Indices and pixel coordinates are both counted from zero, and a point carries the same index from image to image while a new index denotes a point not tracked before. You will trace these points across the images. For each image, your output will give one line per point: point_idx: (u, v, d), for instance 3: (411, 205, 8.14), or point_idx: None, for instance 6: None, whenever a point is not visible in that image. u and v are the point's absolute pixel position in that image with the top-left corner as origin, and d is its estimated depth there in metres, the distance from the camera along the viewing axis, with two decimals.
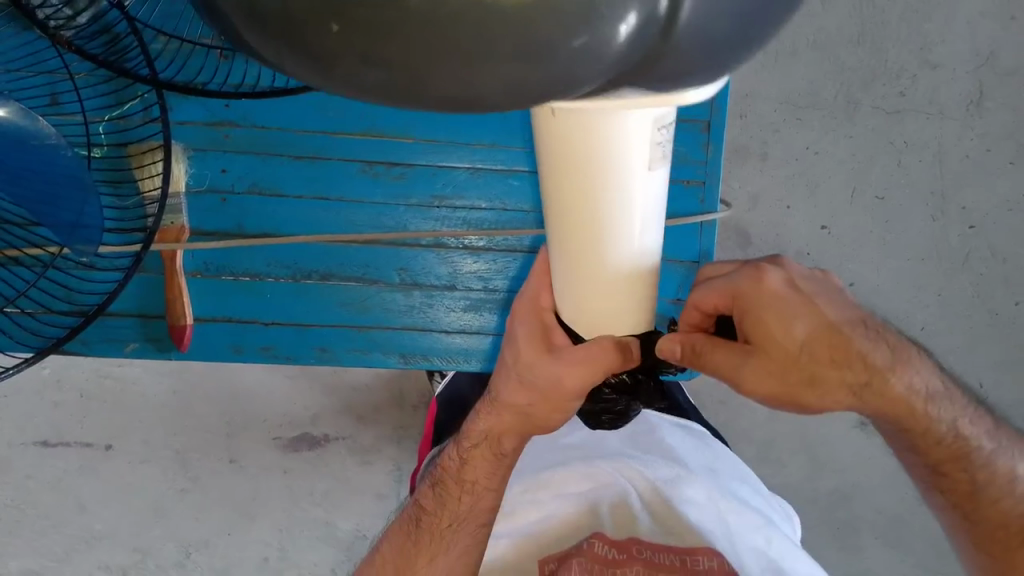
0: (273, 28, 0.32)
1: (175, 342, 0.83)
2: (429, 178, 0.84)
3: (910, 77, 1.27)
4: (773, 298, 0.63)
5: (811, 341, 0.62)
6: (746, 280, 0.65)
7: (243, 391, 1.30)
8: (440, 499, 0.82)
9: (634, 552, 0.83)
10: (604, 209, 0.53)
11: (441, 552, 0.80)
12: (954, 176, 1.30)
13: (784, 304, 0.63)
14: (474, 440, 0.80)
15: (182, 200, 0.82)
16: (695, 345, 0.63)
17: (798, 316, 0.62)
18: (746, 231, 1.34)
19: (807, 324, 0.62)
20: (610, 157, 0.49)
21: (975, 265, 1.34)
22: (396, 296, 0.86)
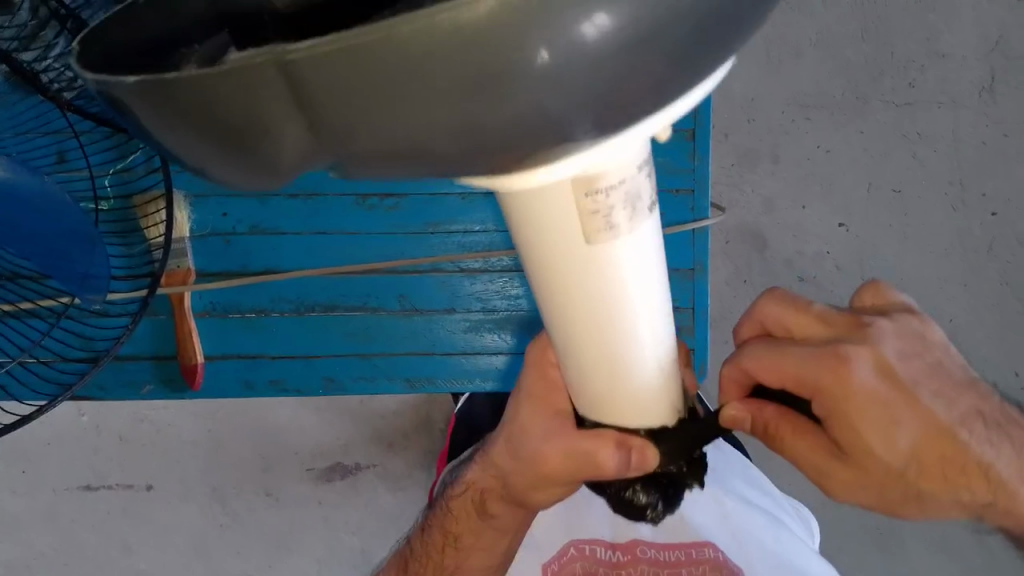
0: (167, 105, 0.27)
1: (188, 381, 0.86)
2: (423, 207, 0.86)
3: (918, 68, 1.26)
4: (868, 404, 0.51)
5: (915, 445, 0.52)
6: (826, 373, 0.51)
7: (274, 424, 1.31)
8: (428, 546, 0.85)
9: (639, 552, 0.87)
10: (603, 293, 0.43)
11: None
12: (972, 165, 1.28)
13: (881, 411, 0.51)
14: (459, 493, 0.81)
15: (187, 244, 0.85)
16: (769, 426, 0.55)
17: (903, 425, 0.52)
18: (762, 234, 1.33)
19: (911, 426, 0.52)
20: (541, 225, 0.39)
21: (1000, 254, 1.30)
22: (398, 323, 0.88)
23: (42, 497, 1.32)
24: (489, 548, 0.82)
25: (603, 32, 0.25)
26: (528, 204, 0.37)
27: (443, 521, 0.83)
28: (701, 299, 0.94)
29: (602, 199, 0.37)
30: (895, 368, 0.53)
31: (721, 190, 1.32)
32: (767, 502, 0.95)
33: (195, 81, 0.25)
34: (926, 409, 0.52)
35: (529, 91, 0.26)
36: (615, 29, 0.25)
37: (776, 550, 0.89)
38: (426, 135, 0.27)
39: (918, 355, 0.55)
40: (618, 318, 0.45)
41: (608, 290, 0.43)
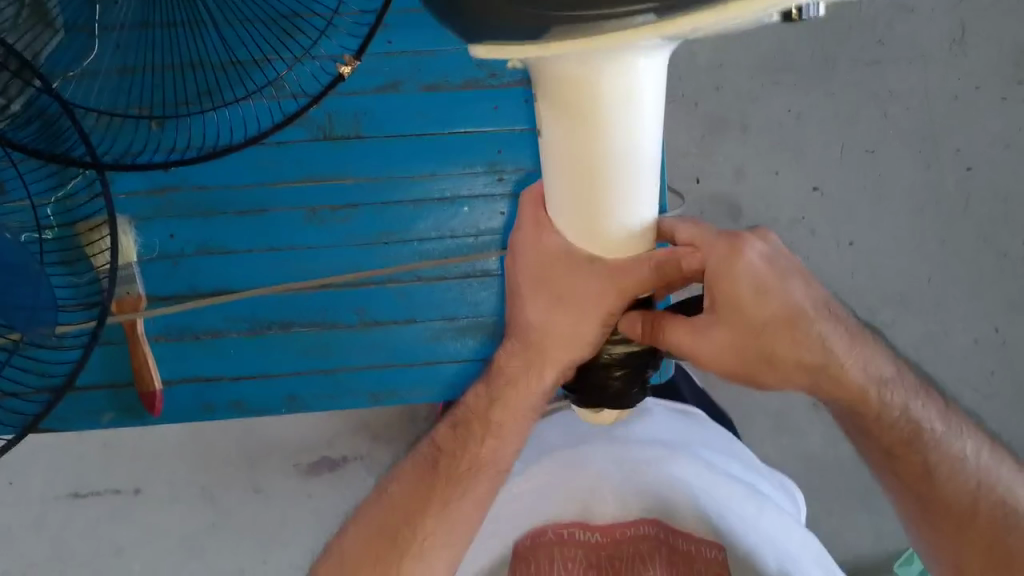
0: None
1: (147, 407, 0.90)
2: (375, 217, 0.90)
3: (887, 24, 1.16)
4: (743, 271, 0.64)
5: (770, 317, 0.64)
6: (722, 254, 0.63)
7: (262, 424, 1.23)
8: (464, 438, 0.81)
9: (617, 534, 0.92)
10: (619, 119, 0.50)
11: (457, 497, 0.79)
12: (945, 118, 1.19)
13: (757, 286, 0.64)
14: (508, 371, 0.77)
15: (135, 269, 0.88)
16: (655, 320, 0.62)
17: (770, 290, 0.64)
18: (737, 203, 1.23)
19: (775, 298, 0.65)
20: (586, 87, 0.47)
21: (976, 209, 1.22)
22: (356, 335, 0.92)
23: (26, 509, 1.22)
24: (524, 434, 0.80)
25: None
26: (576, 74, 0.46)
27: (484, 402, 0.80)
28: None
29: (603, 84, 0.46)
30: (773, 259, 0.66)
31: (692, 161, 1.21)
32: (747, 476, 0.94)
33: None
34: (787, 290, 0.66)
35: None
36: None
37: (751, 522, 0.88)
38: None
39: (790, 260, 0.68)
40: (616, 138, 0.51)
41: (617, 110, 0.49)
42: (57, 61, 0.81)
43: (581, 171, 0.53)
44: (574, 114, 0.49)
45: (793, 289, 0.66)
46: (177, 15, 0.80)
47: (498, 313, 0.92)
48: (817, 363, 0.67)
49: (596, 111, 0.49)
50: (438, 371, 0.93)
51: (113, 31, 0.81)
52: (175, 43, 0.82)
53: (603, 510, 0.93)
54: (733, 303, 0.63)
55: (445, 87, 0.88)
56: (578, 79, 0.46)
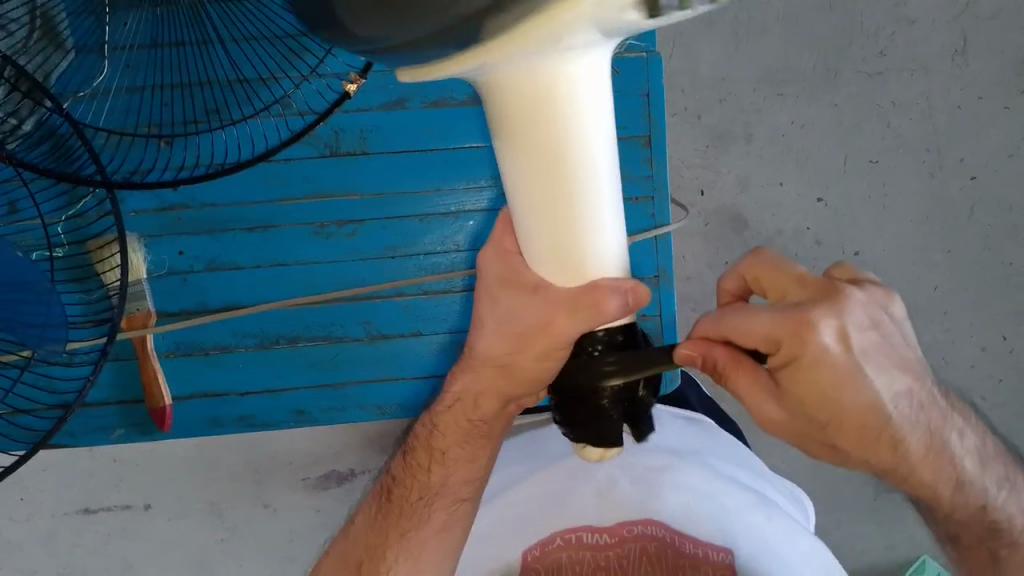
0: None
1: (158, 423, 0.91)
2: (381, 232, 0.91)
3: (889, 36, 1.17)
4: (825, 367, 0.54)
5: (848, 413, 0.56)
6: (794, 332, 0.54)
7: (272, 441, 1.23)
8: (412, 471, 0.85)
9: (624, 532, 0.92)
10: (569, 125, 0.50)
11: (412, 529, 0.85)
12: (948, 129, 1.20)
13: (835, 373, 0.55)
14: (447, 404, 0.80)
15: (144, 286, 0.89)
16: (718, 364, 0.57)
17: (852, 387, 0.56)
18: (740, 214, 1.23)
19: (854, 394, 0.56)
20: (535, 88, 0.47)
21: (981, 218, 1.23)
22: (364, 349, 0.93)
23: (39, 522, 1.23)
24: (474, 461, 0.83)
25: None
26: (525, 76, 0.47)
27: (426, 436, 0.84)
28: (667, 305, 0.95)
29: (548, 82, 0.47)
30: (854, 336, 0.56)
31: (695, 173, 1.22)
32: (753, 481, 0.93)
33: None
34: (871, 382, 0.56)
35: None
36: None
37: (757, 529, 0.89)
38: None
39: (872, 330, 0.58)
40: (570, 144, 0.51)
41: (568, 110, 0.49)
42: (68, 80, 0.82)
43: (535, 189, 0.53)
44: (527, 127, 0.50)
45: (875, 375, 0.56)
46: (185, 35, 0.81)
47: None
48: (888, 456, 0.59)
49: (550, 114, 0.49)
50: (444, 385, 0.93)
51: (123, 51, 0.82)
52: (183, 63, 0.83)
53: (612, 514, 0.93)
54: (816, 403, 0.55)
55: (448, 102, 0.89)
56: (524, 78, 0.47)
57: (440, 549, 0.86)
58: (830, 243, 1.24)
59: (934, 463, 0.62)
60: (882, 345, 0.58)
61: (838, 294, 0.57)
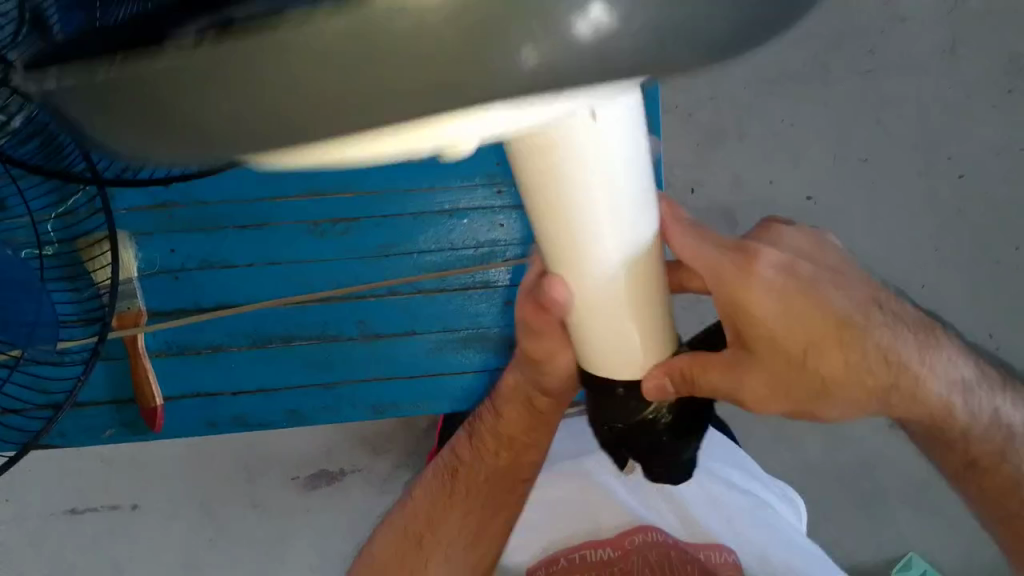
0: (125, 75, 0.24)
1: (148, 423, 0.90)
2: (376, 231, 0.90)
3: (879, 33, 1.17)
4: (771, 284, 0.57)
5: (812, 332, 0.57)
6: (734, 262, 0.58)
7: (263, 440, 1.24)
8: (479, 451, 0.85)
9: (626, 544, 0.90)
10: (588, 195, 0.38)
11: (463, 510, 0.84)
12: (939, 127, 1.20)
13: (794, 295, 0.57)
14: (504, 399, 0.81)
15: (136, 284, 0.89)
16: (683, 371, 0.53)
17: (807, 306, 0.57)
18: (731, 211, 1.23)
19: (814, 309, 0.57)
20: (548, 164, 0.35)
21: (970, 216, 1.23)
22: (359, 347, 0.93)
23: (24, 523, 1.21)
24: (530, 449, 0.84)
25: (600, 33, 0.21)
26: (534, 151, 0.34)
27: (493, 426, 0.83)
28: None
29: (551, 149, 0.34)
30: (798, 267, 0.59)
31: (686, 171, 1.22)
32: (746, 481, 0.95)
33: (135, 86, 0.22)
34: (829, 295, 0.58)
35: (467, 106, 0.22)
36: (601, 32, 0.21)
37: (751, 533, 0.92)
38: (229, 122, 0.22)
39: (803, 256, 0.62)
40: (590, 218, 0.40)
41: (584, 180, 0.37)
42: None
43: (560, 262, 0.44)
44: (546, 199, 0.39)
45: (829, 293, 0.59)
46: None
47: (501, 326, 0.92)
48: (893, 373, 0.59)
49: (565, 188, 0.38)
50: (441, 383, 0.93)
51: None
52: None
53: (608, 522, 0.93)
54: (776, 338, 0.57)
55: None
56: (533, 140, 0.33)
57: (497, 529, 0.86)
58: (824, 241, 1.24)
59: (936, 381, 0.62)
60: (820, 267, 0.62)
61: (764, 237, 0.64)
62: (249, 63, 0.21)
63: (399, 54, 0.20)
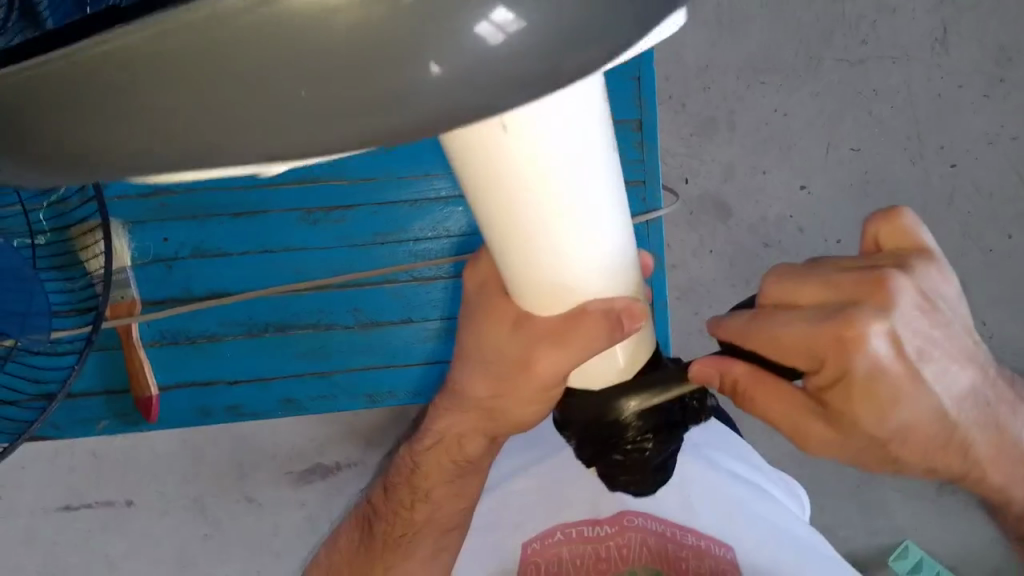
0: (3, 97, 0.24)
1: (144, 414, 0.90)
2: (371, 218, 0.90)
3: (870, 24, 1.18)
4: (876, 379, 0.50)
5: (903, 419, 0.52)
6: (827, 333, 0.49)
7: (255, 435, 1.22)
8: (399, 499, 0.85)
9: (625, 522, 0.89)
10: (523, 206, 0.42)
11: (399, 561, 0.85)
12: (929, 117, 1.20)
13: (887, 386, 0.50)
14: (431, 443, 0.81)
15: (129, 273, 0.88)
16: (738, 384, 0.55)
17: (902, 403, 0.51)
18: (724, 203, 1.23)
19: (912, 406, 0.52)
20: (480, 170, 0.39)
21: (961, 206, 1.23)
22: (354, 336, 0.92)
23: (18, 519, 1.21)
24: (461, 494, 0.84)
25: (508, 38, 0.22)
26: (471, 159, 0.38)
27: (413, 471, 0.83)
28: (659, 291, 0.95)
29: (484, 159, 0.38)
30: (905, 339, 0.51)
31: (680, 162, 1.22)
32: (744, 470, 0.95)
33: (34, 91, 0.23)
34: (928, 388, 0.52)
35: (424, 107, 0.23)
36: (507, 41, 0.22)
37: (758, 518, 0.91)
38: (203, 130, 0.22)
39: (923, 320, 0.52)
40: (529, 221, 0.43)
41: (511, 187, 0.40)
42: None
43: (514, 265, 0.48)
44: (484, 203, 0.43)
45: (935, 376, 0.52)
46: None
47: None
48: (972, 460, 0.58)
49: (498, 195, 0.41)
50: (437, 371, 0.93)
51: None
52: None
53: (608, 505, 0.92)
54: (852, 425, 0.52)
55: None
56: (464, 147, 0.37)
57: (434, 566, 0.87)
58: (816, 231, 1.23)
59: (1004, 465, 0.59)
60: (935, 337, 0.53)
61: (884, 283, 0.51)
62: (135, 87, 0.22)
63: (336, 51, 0.21)
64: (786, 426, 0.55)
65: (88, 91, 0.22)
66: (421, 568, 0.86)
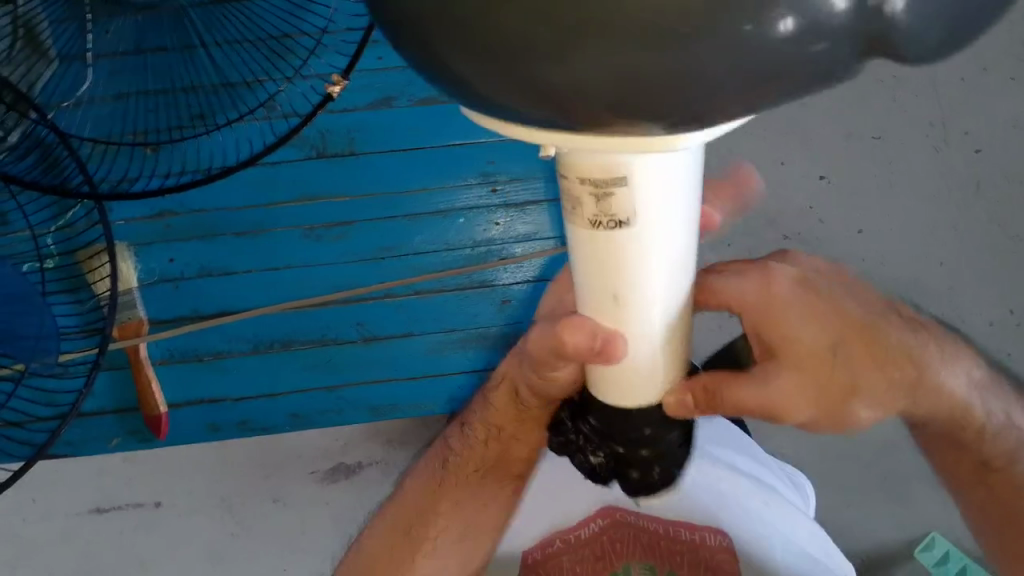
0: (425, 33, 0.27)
1: (153, 430, 0.98)
2: (372, 234, 0.96)
3: None
4: (805, 303, 0.52)
5: (838, 335, 0.52)
6: (751, 282, 0.53)
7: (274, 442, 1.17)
8: (469, 441, 0.84)
9: (623, 517, 0.81)
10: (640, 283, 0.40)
11: (466, 498, 0.84)
12: (954, 102, 1.13)
13: (803, 306, 0.52)
14: (501, 379, 0.80)
15: (136, 294, 0.96)
16: (706, 385, 0.48)
17: (813, 314, 0.52)
18: (746, 195, 1.21)
19: (852, 326, 0.53)
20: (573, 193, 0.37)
21: (988, 191, 1.18)
22: (358, 349, 1.02)
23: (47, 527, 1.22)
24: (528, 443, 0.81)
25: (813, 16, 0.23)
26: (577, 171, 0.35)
27: (483, 412, 0.82)
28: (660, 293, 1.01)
29: (615, 200, 0.36)
30: (810, 276, 0.55)
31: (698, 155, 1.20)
32: (747, 465, 0.91)
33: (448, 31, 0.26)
34: (845, 306, 0.54)
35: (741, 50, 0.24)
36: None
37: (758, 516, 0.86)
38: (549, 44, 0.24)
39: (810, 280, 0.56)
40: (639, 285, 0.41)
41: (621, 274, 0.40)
42: (50, 93, 0.84)
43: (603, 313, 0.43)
44: (597, 273, 0.41)
45: (849, 303, 0.55)
46: (166, 40, 0.84)
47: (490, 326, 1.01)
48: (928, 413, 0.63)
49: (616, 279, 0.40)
50: (431, 384, 1.04)
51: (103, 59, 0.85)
52: (170, 68, 0.86)
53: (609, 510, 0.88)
54: (790, 346, 0.51)
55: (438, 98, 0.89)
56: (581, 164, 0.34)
57: (494, 516, 0.86)
58: (836, 219, 1.22)
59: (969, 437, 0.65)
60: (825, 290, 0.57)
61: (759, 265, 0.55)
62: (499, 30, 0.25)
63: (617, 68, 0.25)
64: (751, 406, 0.51)
65: (498, 34, 0.25)
66: (485, 510, 0.85)
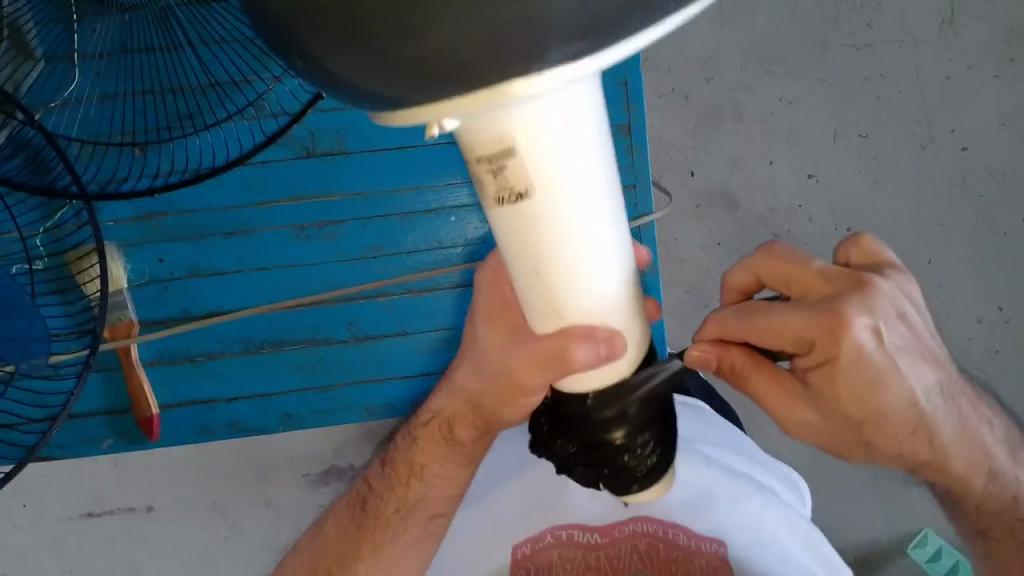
0: None
1: (145, 431, 0.97)
2: (361, 233, 0.96)
3: (876, 7, 1.15)
4: (861, 366, 0.55)
5: (881, 405, 0.57)
6: (823, 330, 0.55)
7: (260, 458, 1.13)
8: (391, 482, 0.85)
9: (616, 532, 0.89)
10: (558, 224, 0.46)
11: (388, 540, 0.84)
12: (937, 100, 1.17)
13: (866, 381, 0.56)
14: (429, 420, 0.82)
15: (125, 295, 0.95)
16: (733, 366, 0.59)
17: (881, 391, 0.57)
18: (733, 194, 1.20)
19: (891, 392, 0.57)
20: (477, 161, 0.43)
21: (974, 189, 1.19)
22: (349, 349, 1.00)
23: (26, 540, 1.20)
24: (454, 479, 0.83)
25: None
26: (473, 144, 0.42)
27: (407, 452, 0.84)
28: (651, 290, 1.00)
29: (509, 171, 0.43)
30: (888, 339, 0.57)
31: (685, 154, 1.20)
32: (746, 467, 0.93)
33: None
34: (898, 384, 0.57)
35: None
36: None
37: (751, 519, 0.87)
38: None
39: (900, 325, 0.58)
40: (554, 226, 0.46)
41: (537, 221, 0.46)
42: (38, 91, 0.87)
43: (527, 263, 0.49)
44: (516, 221, 0.46)
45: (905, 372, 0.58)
46: (154, 40, 0.87)
47: None
48: (930, 447, 0.62)
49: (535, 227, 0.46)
50: (423, 384, 1.01)
51: (93, 58, 0.87)
52: (160, 69, 0.88)
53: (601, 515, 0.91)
54: (834, 401, 0.57)
55: None
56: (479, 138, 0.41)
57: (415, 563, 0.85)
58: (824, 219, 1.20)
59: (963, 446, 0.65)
60: (909, 338, 0.59)
61: (863, 285, 0.57)
62: None
63: None
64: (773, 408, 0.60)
65: None
66: (409, 552, 0.84)
